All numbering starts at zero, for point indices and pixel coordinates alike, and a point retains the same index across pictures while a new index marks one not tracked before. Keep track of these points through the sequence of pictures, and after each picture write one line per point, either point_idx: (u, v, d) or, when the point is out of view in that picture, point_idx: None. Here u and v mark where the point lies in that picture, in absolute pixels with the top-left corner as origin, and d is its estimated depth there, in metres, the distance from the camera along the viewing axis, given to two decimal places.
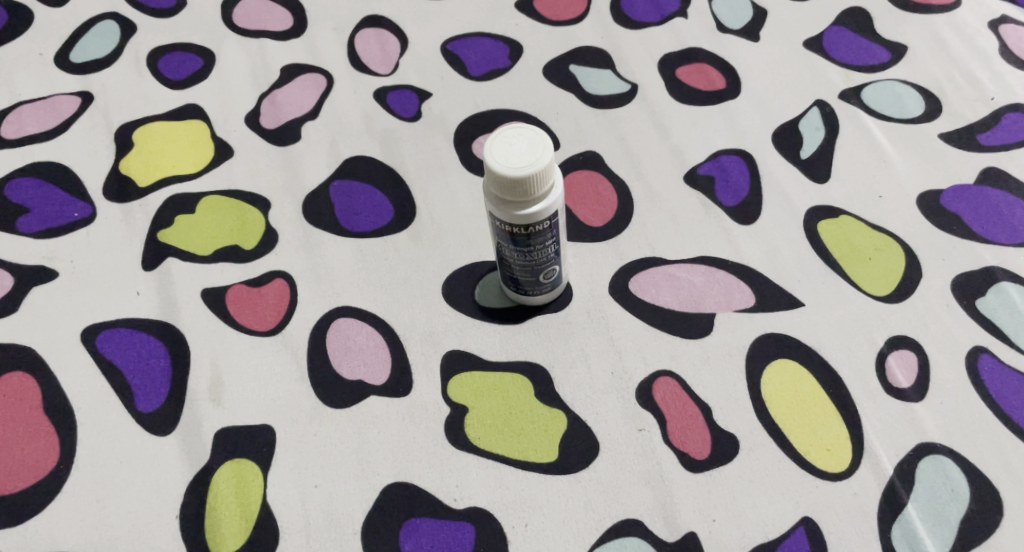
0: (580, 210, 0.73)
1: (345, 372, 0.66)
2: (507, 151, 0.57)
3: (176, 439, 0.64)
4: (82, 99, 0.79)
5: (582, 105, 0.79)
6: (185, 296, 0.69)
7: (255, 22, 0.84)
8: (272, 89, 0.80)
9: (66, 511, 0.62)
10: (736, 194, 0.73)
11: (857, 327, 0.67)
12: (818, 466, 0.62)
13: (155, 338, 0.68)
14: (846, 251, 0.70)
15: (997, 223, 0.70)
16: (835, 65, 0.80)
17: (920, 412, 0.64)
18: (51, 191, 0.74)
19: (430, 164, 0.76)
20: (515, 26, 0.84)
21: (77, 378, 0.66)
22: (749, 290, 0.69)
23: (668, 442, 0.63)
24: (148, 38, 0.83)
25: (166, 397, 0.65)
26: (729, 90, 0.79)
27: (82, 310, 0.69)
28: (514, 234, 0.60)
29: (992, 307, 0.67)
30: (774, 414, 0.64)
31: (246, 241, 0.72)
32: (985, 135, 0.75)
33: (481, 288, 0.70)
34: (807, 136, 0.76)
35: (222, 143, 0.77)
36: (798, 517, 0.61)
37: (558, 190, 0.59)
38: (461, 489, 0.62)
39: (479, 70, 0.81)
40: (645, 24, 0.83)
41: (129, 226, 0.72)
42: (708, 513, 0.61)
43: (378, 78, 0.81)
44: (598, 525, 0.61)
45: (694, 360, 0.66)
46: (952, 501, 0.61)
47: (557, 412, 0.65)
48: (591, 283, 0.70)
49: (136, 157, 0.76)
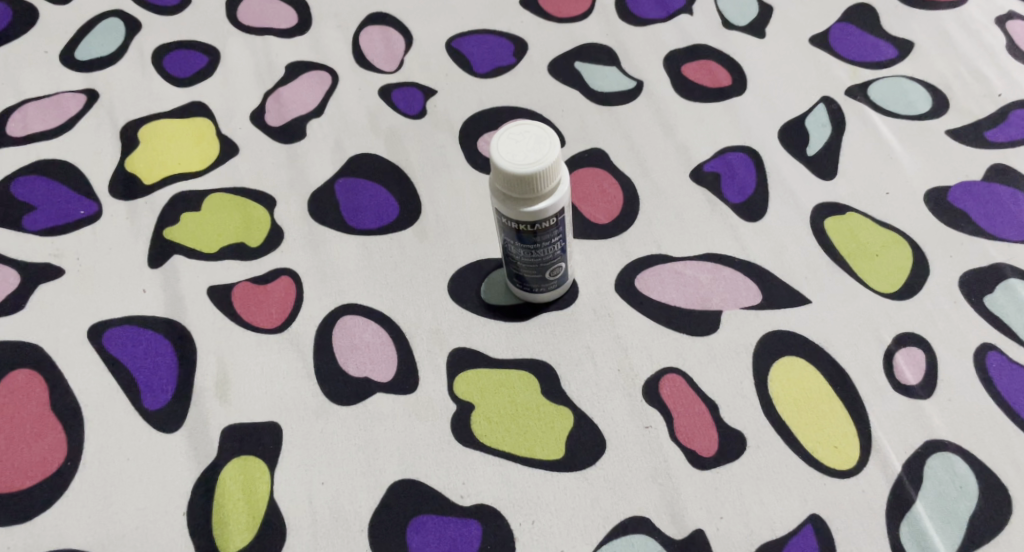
0: (586, 207, 0.73)
1: (351, 369, 0.66)
2: (513, 147, 0.57)
3: (183, 436, 0.64)
4: (87, 97, 0.79)
5: (588, 103, 0.79)
6: (191, 294, 0.69)
7: (260, 20, 0.84)
8: (277, 87, 0.80)
9: (73, 509, 0.62)
10: (742, 191, 0.73)
11: (863, 324, 0.66)
12: (825, 463, 0.62)
13: (161, 336, 0.68)
14: (852, 248, 0.70)
15: (1005, 219, 0.70)
16: (841, 61, 0.79)
17: (928, 409, 0.63)
18: (57, 188, 0.74)
19: (435, 161, 0.76)
20: (520, 23, 0.83)
21: (83, 376, 0.66)
22: (755, 287, 0.69)
23: (675, 439, 0.63)
24: (152, 36, 0.83)
25: (172, 395, 0.65)
26: (735, 87, 0.78)
27: (88, 308, 0.69)
28: (520, 230, 0.60)
29: (1000, 304, 0.67)
30: (781, 411, 0.64)
31: (252, 239, 0.72)
32: (992, 132, 0.75)
33: (486, 286, 0.70)
34: (813, 133, 0.76)
35: (227, 141, 0.77)
36: (805, 514, 0.61)
37: (564, 186, 0.59)
38: (468, 486, 0.62)
39: (484, 68, 0.81)
40: (651, 21, 0.83)
41: (134, 223, 0.72)
42: (716, 510, 0.61)
43: (383, 75, 0.81)
44: (605, 522, 0.61)
45: (701, 357, 0.66)
46: (960, 498, 0.61)
47: (563, 409, 0.65)
48: (597, 281, 0.70)
49: (142, 154, 0.76)
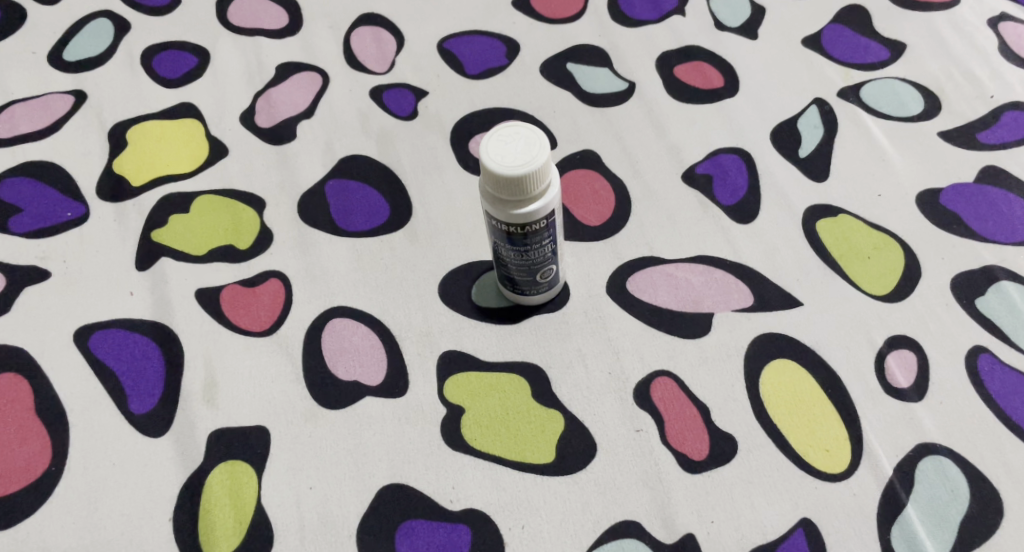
0: (578, 209, 0.73)
1: (340, 372, 0.66)
2: (503, 149, 0.56)
3: (170, 441, 0.63)
4: (75, 98, 0.79)
5: (579, 104, 0.78)
6: (179, 296, 0.69)
7: (250, 21, 0.83)
8: (267, 88, 0.79)
9: (58, 514, 0.61)
10: (734, 193, 0.73)
11: (856, 326, 0.66)
12: (817, 467, 0.62)
13: (148, 339, 0.67)
14: (844, 251, 0.69)
15: (996, 222, 0.70)
16: (833, 63, 0.79)
17: (920, 412, 0.63)
18: (44, 190, 0.74)
19: (426, 163, 0.75)
20: (511, 24, 0.83)
21: (69, 380, 0.66)
22: (747, 290, 0.68)
23: (666, 443, 0.63)
24: (142, 37, 0.83)
25: (160, 398, 0.65)
26: (727, 89, 0.78)
27: (74, 311, 0.68)
28: (510, 233, 0.59)
29: (992, 306, 0.67)
30: (773, 414, 0.64)
31: (241, 241, 0.71)
32: (984, 133, 0.74)
33: (477, 288, 0.69)
34: (805, 134, 0.75)
35: (216, 142, 0.76)
36: (797, 518, 0.60)
37: (554, 188, 0.58)
38: (457, 491, 0.62)
39: (476, 69, 0.81)
40: (643, 22, 0.83)
41: (122, 225, 0.72)
42: (707, 514, 0.61)
43: (374, 76, 0.80)
44: (596, 527, 0.60)
45: (692, 360, 0.66)
46: (951, 502, 0.60)
47: (554, 412, 0.64)
48: (589, 283, 0.69)
49: (130, 155, 0.75)
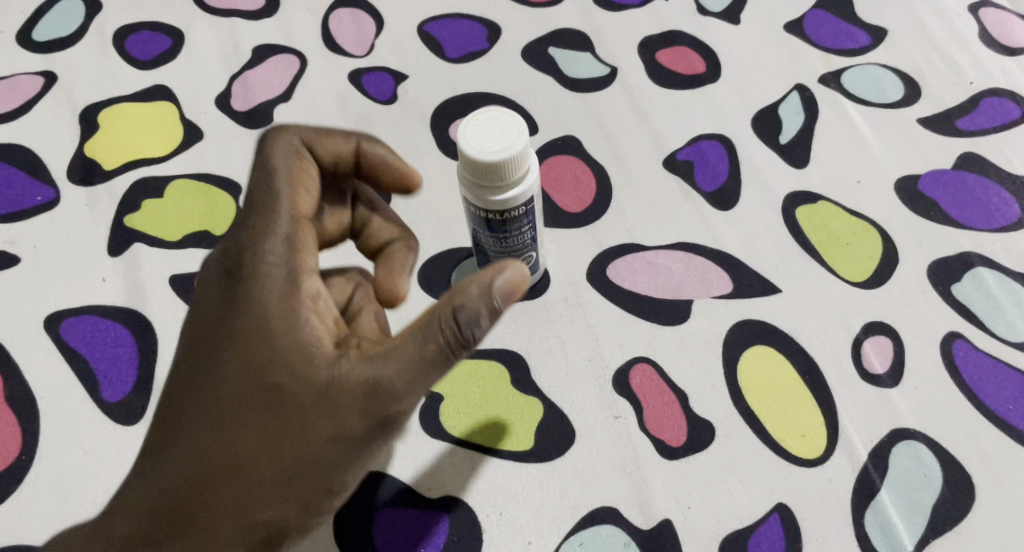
0: (558, 196, 0.72)
1: None
2: (482, 134, 0.56)
3: (144, 428, 0.63)
4: (45, 79, 0.77)
5: (560, 89, 0.78)
6: (153, 282, 0.68)
7: (226, 1, 0.82)
8: (244, 71, 0.78)
9: (29, 504, 0.61)
10: (715, 180, 0.72)
11: (833, 313, 0.66)
12: (794, 453, 0.62)
13: (121, 326, 0.66)
14: (824, 238, 0.69)
15: (974, 208, 0.70)
16: (816, 49, 0.79)
17: (896, 399, 0.63)
18: (13, 173, 0.72)
19: (405, 147, 0.75)
20: (493, 7, 0.82)
21: (39, 367, 0.65)
22: (727, 277, 0.68)
23: (645, 430, 0.63)
24: (114, 17, 0.81)
25: (133, 385, 0.64)
26: (709, 74, 0.78)
27: (44, 298, 0.67)
28: (489, 219, 0.59)
29: (968, 293, 0.67)
30: (751, 400, 0.64)
31: (216, 226, 0.70)
32: (963, 120, 0.74)
33: (457, 275, 0.69)
34: (786, 121, 0.75)
35: (190, 126, 0.75)
36: (772, 504, 0.60)
37: (533, 174, 0.58)
38: (435, 478, 0.61)
39: (456, 53, 0.80)
40: (625, 6, 0.82)
41: (93, 210, 0.71)
42: (684, 500, 0.61)
43: (352, 59, 0.79)
44: (574, 513, 0.60)
45: (671, 347, 0.65)
46: (924, 486, 0.61)
47: (533, 399, 0.64)
48: (569, 270, 0.69)
49: (102, 139, 0.74)
